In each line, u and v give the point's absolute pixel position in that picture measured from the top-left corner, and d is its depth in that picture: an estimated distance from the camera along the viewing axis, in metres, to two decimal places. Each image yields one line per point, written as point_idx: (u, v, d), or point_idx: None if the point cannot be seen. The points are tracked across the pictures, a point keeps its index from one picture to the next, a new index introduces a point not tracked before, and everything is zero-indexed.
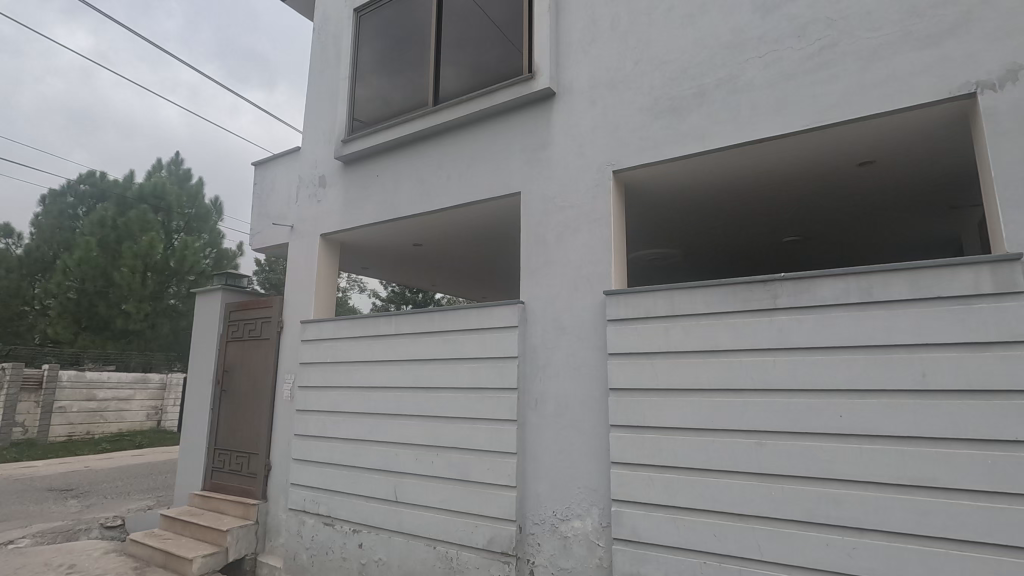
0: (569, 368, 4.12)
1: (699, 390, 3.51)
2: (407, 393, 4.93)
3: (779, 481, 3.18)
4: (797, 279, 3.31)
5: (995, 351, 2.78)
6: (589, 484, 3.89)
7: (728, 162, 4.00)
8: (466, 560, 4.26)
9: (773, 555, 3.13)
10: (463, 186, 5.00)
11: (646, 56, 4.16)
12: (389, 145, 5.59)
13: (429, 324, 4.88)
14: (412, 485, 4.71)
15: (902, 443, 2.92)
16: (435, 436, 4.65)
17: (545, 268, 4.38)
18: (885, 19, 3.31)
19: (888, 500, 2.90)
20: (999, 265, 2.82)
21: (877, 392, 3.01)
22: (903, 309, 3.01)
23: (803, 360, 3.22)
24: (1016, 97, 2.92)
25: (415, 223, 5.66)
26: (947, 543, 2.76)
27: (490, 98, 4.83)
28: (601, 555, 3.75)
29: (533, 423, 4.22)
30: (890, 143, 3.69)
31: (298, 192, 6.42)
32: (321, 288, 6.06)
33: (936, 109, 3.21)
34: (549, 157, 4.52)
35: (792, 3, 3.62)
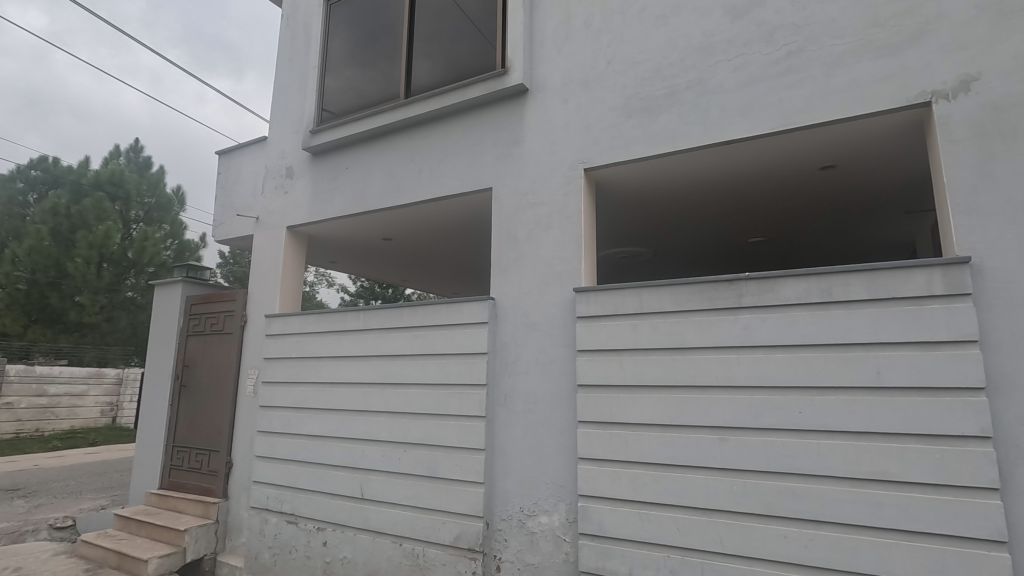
0: (539, 365, 4.13)
1: (666, 387, 3.57)
2: (374, 389, 4.86)
3: (740, 476, 3.26)
4: (761, 279, 3.39)
5: (945, 350, 2.90)
6: (557, 479, 3.91)
7: (697, 163, 4.06)
8: (434, 558, 4.24)
9: (734, 548, 3.20)
10: (435, 180, 4.95)
11: (619, 56, 4.18)
12: (359, 137, 5.49)
13: (398, 319, 4.82)
14: (379, 483, 4.65)
15: (857, 438, 3.02)
16: (403, 433, 4.60)
17: (516, 265, 4.38)
18: (850, 27, 3.41)
19: (844, 493, 3.00)
20: (950, 267, 2.94)
21: (834, 389, 3.11)
22: (861, 309, 3.11)
23: (765, 358, 3.30)
24: (968, 108, 3.05)
25: (385, 216, 5.58)
26: (898, 534, 2.87)
27: (463, 93, 4.78)
28: (568, 550, 3.78)
29: (502, 419, 4.21)
30: (852, 147, 3.80)
31: (264, 182, 6.26)
32: (288, 283, 5.93)
33: (894, 116, 3.33)
34: (521, 152, 4.51)
35: (762, 7, 3.69)
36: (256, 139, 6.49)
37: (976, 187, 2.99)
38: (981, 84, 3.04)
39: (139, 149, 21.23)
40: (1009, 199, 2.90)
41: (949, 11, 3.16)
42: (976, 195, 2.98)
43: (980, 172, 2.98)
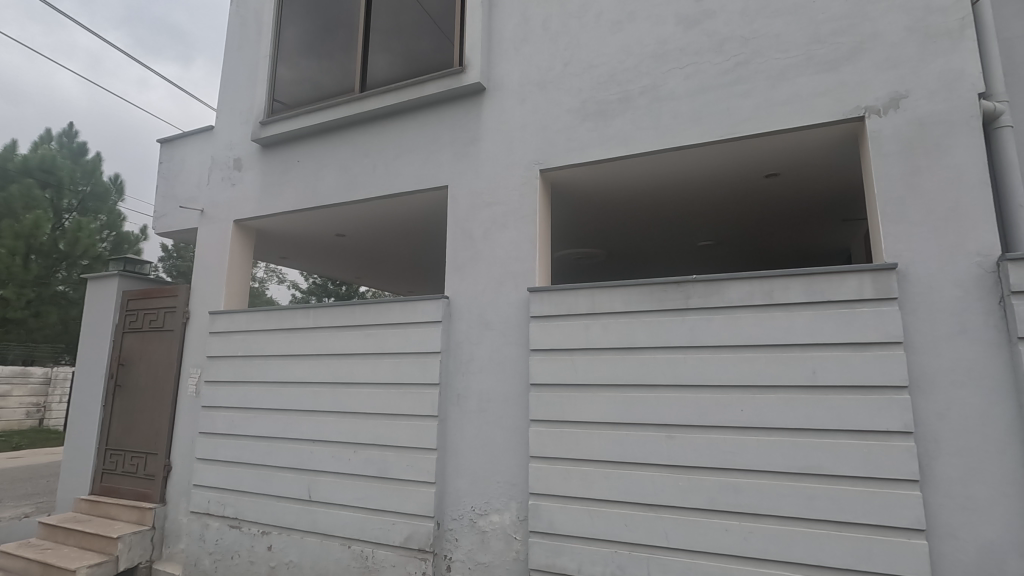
0: (492, 364, 4.13)
1: (616, 386, 3.64)
2: (324, 388, 4.75)
3: (685, 472, 3.37)
4: (707, 282, 3.51)
5: (874, 351, 3.08)
6: (509, 478, 3.93)
7: (649, 167, 4.16)
8: (383, 559, 4.19)
9: (679, 542, 3.30)
10: (390, 177, 4.88)
11: (576, 59, 4.24)
12: (312, 130, 5.35)
13: (349, 317, 4.73)
14: (327, 484, 4.55)
15: (794, 434, 3.17)
16: (352, 433, 4.51)
17: (471, 263, 4.37)
18: (793, 42, 3.58)
19: (780, 487, 3.14)
20: (879, 272, 3.12)
21: (774, 388, 3.25)
22: (800, 312, 3.26)
23: (711, 358, 3.42)
24: (897, 124, 3.24)
25: (338, 212, 5.46)
26: (829, 525, 3.03)
27: (420, 90, 4.74)
28: (519, 548, 3.81)
29: (455, 419, 4.19)
30: (794, 157, 3.98)
31: (210, 174, 6.01)
32: (235, 279, 5.72)
33: (832, 128, 3.50)
34: (477, 151, 4.51)
35: (712, 19, 3.82)
36: (202, 128, 6.22)
37: (903, 199, 3.19)
38: (909, 101, 3.24)
39: (72, 135, 19.92)
40: (931, 210, 3.11)
41: (882, 31, 3.36)
42: (903, 205, 3.18)
43: (907, 184, 3.18)
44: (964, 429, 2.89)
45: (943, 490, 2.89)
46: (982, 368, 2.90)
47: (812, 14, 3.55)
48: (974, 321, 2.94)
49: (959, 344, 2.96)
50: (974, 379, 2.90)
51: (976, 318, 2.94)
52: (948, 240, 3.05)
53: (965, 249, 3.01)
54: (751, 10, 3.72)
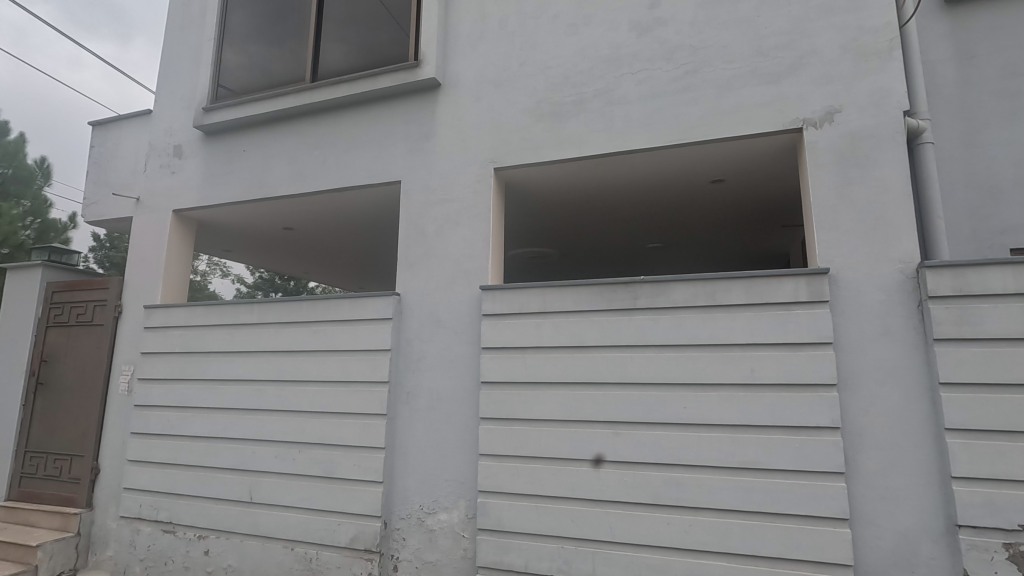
0: (443, 362, 4.11)
1: (566, 384, 3.69)
2: (267, 386, 4.60)
3: (631, 468, 3.46)
4: (653, 283, 3.60)
5: (807, 351, 3.25)
6: (457, 476, 3.92)
7: (602, 169, 4.24)
8: (328, 560, 4.11)
9: (623, 536, 3.39)
10: (341, 171, 4.77)
11: (531, 59, 4.27)
12: (260, 118, 5.16)
13: (296, 313, 4.59)
14: (270, 485, 4.41)
15: (733, 431, 3.31)
16: (297, 433, 4.39)
17: (424, 260, 4.32)
18: (738, 53, 3.72)
19: (719, 482, 3.27)
20: (813, 277, 3.30)
21: (715, 386, 3.38)
22: (740, 313, 3.40)
23: (656, 357, 3.52)
24: (832, 136, 3.43)
25: (286, 205, 5.29)
26: (763, 516, 3.18)
27: (374, 82, 4.65)
28: (466, 546, 3.81)
29: (404, 417, 4.15)
30: (737, 164, 4.15)
31: (147, 160, 5.70)
32: (173, 271, 5.46)
33: (772, 138, 3.66)
34: (431, 147, 4.47)
35: (664, 27, 3.93)
36: (140, 112, 5.90)
37: (835, 208, 3.37)
38: (842, 115, 3.43)
39: None
40: (861, 219, 3.31)
41: (820, 48, 3.54)
42: (836, 213, 3.36)
43: (840, 194, 3.37)
44: (885, 424, 3.09)
45: (865, 481, 3.09)
46: (902, 367, 3.11)
47: (757, 28, 3.71)
48: (896, 323, 3.15)
49: (883, 344, 3.16)
50: (895, 378, 3.11)
51: (898, 321, 3.15)
52: (875, 247, 3.25)
53: (890, 255, 3.22)
54: (700, 20, 3.85)
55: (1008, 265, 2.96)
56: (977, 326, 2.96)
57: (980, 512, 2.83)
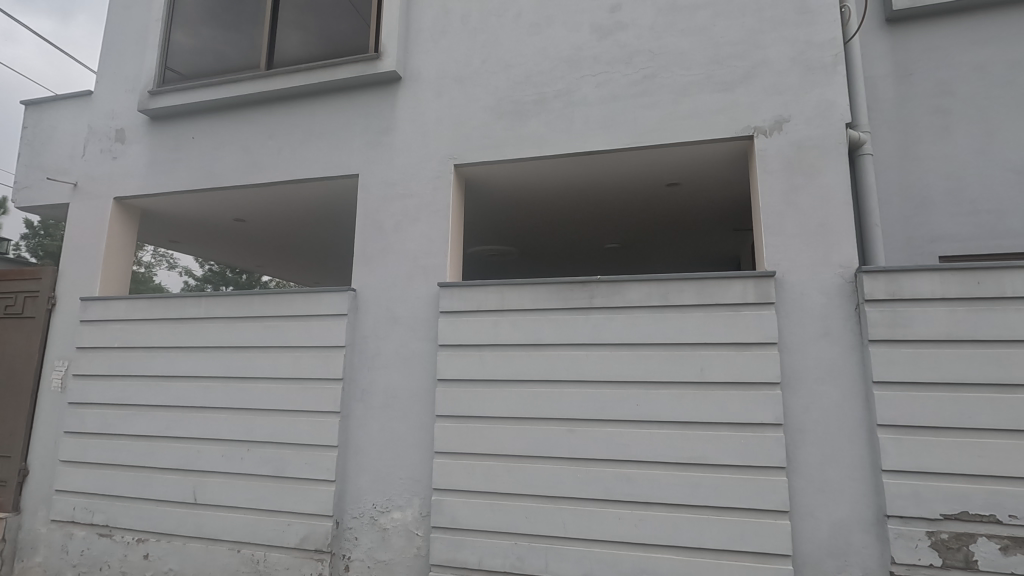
0: (399, 359, 4.07)
1: (522, 381, 3.71)
2: (215, 383, 4.43)
3: (585, 464, 3.52)
4: (609, 282, 3.66)
5: (754, 351, 3.37)
6: (412, 474, 3.89)
7: (561, 169, 4.28)
8: (276, 562, 4.01)
9: (576, 531, 3.45)
10: (296, 162, 4.64)
11: (493, 57, 4.26)
12: (211, 105, 4.96)
13: (246, 308, 4.45)
14: (216, 485, 4.26)
15: (682, 428, 3.41)
16: (246, 431, 4.25)
17: (381, 255, 4.26)
18: (695, 61, 3.82)
19: (669, 478, 3.36)
20: (760, 279, 3.42)
21: (667, 384, 3.47)
22: (692, 313, 3.50)
23: (611, 355, 3.58)
24: (780, 144, 3.57)
25: (237, 195, 5.10)
26: (709, 510, 3.29)
27: (333, 73, 4.54)
28: (420, 544, 3.79)
29: (358, 415, 4.08)
30: (692, 169, 4.26)
31: (86, 144, 5.39)
32: (113, 262, 5.19)
33: (725, 144, 3.78)
34: (391, 141, 4.40)
35: (624, 31, 4.00)
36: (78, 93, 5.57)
37: (782, 213, 3.51)
38: (790, 125, 3.58)
39: None
40: (805, 225, 3.46)
41: (771, 60, 3.68)
42: (783, 218, 3.50)
43: (787, 200, 3.51)
44: (823, 421, 3.25)
45: (804, 475, 3.23)
46: (840, 367, 3.27)
47: (712, 37, 3.82)
48: (836, 325, 3.31)
49: (823, 345, 3.32)
50: (834, 376, 3.27)
51: (837, 322, 3.31)
52: (818, 252, 3.41)
53: (831, 261, 3.38)
54: (659, 26, 3.93)
55: (937, 271, 3.16)
56: (908, 328, 3.14)
57: (907, 503, 3.01)
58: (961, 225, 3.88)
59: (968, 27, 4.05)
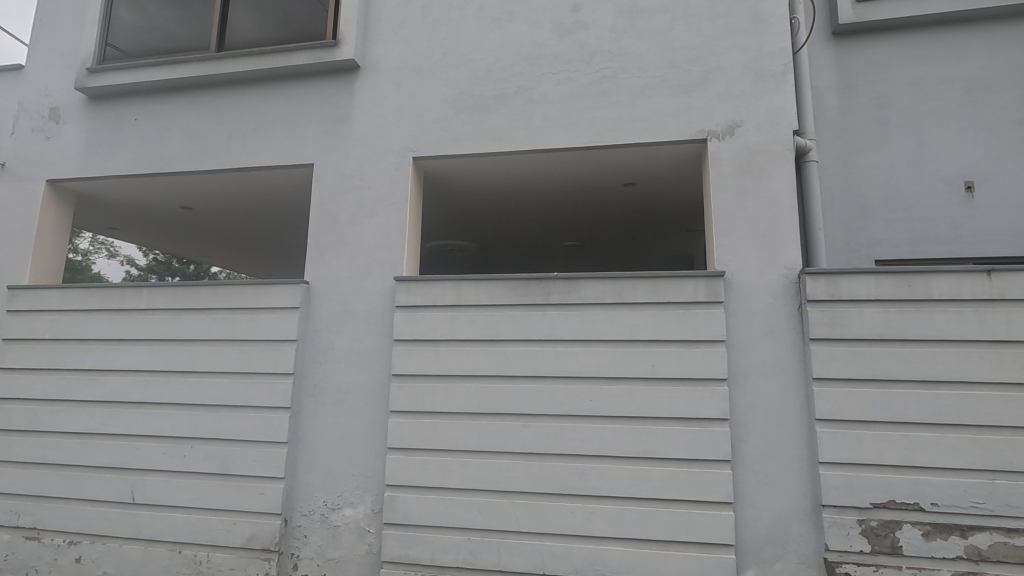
0: (352, 354, 3.99)
1: (478, 377, 3.71)
2: (155, 377, 4.24)
3: (538, 459, 3.55)
4: (565, 280, 3.70)
5: (703, 348, 3.48)
6: (364, 470, 3.83)
7: (520, 166, 4.28)
8: (220, 562, 3.88)
9: (528, 525, 3.48)
10: (247, 149, 4.48)
11: (454, 50, 4.23)
12: (156, 85, 4.73)
13: (191, 299, 4.27)
14: (155, 484, 4.08)
15: (634, 423, 3.48)
16: (189, 428, 4.09)
17: (335, 248, 4.16)
18: (652, 63, 3.90)
19: (620, 471, 3.44)
20: (710, 279, 3.53)
21: (620, 380, 3.54)
22: (645, 311, 3.58)
23: (566, 351, 3.62)
24: (732, 149, 3.68)
25: (182, 181, 4.88)
26: (658, 502, 3.38)
27: (288, 58, 4.41)
28: (371, 542, 3.74)
29: (309, 410, 3.99)
30: (648, 169, 4.35)
31: (16, 122, 5.05)
32: (46, 248, 4.88)
33: (680, 146, 3.87)
34: (347, 131, 4.31)
35: (585, 31, 4.03)
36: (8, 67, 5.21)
37: (732, 215, 3.62)
38: (742, 130, 3.70)
39: None
40: (753, 228, 3.58)
41: (725, 66, 3.79)
42: (733, 220, 3.61)
43: (737, 203, 3.63)
44: (766, 416, 3.39)
45: (748, 468, 3.36)
46: (783, 364, 3.41)
47: (670, 41, 3.90)
48: (780, 324, 3.45)
49: (768, 343, 3.45)
50: (776, 373, 3.41)
51: (781, 322, 3.45)
52: (765, 254, 3.54)
53: (777, 262, 3.51)
54: (619, 28, 3.99)
55: (872, 274, 3.33)
56: (845, 327, 3.31)
57: (840, 493, 3.18)
58: (895, 231, 4.10)
59: (905, 43, 4.27)
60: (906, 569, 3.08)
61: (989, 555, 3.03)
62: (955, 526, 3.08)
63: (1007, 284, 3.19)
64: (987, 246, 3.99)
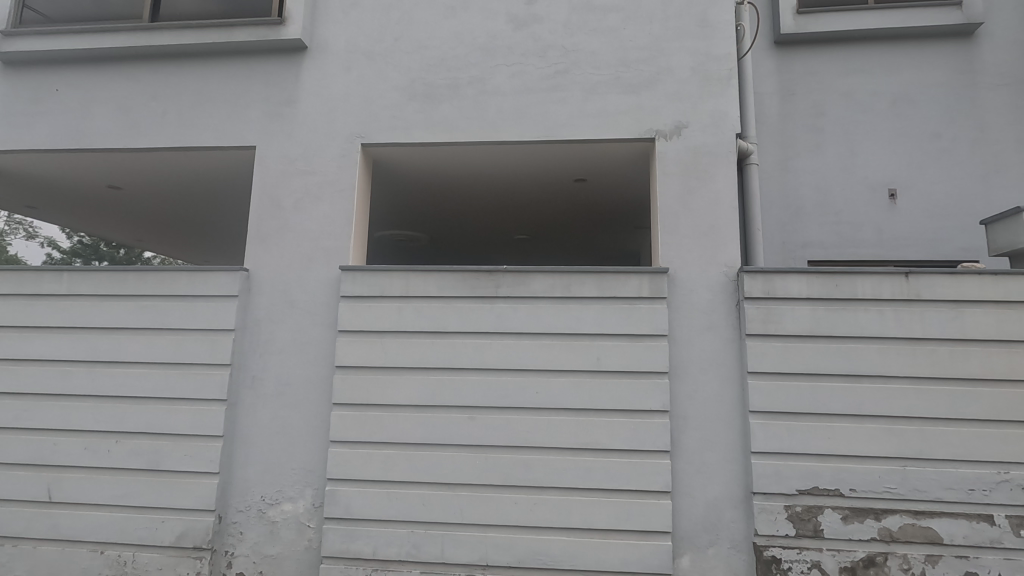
0: (294, 345, 3.87)
1: (424, 369, 3.67)
2: (76, 368, 3.97)
3: (484, 451, 3.55)
4: (514, 273, 3.71)
5: (646, 342, 3.57)
6: (305, 464, 3.73)
7: (472, 157, 4.25)
8: (148, 562, 3.70)
9: (473, 517, 3.49)
10: (183, 127, 4.24)
11: (406, 36, 4.14)
12: (80, 54, 4.39)
13: (118, 285, 4.01)
14: (75, 481, 3.83)
15: (578, 415, 3.54)
16: (114, 422, 3.85)
17: (278, 234, 4.01)
18: (604, 61, 3.95)
19: (563, 462, 3.49)
20: (655, 275, 3.63)
21: (566, 372, 3.59)
22: (592, 305, 3.64)
23: (513, 344, 3.63)
24: (678, 149, 3.79)
25: (110, 159, 4.57)
26: (599, 492, 3.47)
27: (230, 34, 4.20)
28: (311, 537, 3.65)
29: (247, 403, 3.84)
30: (598, 166, 4.41)
31: None
32: None
33: (629, 144, 3.95)
34: (292, 113, 4.15)
35: (539, 24, 4.03)
36: None
37: (677, 214, 3.72)
38: (688, 131, 3.80)
39: None
40: (697, 226, 3.70)
41: (674, 67, 3.88)
42: (678, 218, 3.72)
43: (681, 202, 3.73)
44: (704, 408, 3.52)
45: (686, 458, 3.49)
46: (721, 358, 3.55)
47: (622, 40, 3.96)
48: (719, 320, 3.58)
49: (707, 337, 3.58)
50: (714, 367, 3.55)
51: (720, 317, 3.59)
52: (706, 252, 3.66)
53: (717, 260, 3.65)
54: (573, 24, 4.01)
55: (804, 274, 3.52)
56: (778, 324, 3.48)
57: (769, 481, 3.35)
58: (827, 233, 4.34)
59: (841, 55, 4.51)
60: (826, 551, 3.28)
61: (899, 536, 3.27)
62: (871, 510, 3.30)
63: (922, 285, 3.43)
64: (907, 250, 4.28)
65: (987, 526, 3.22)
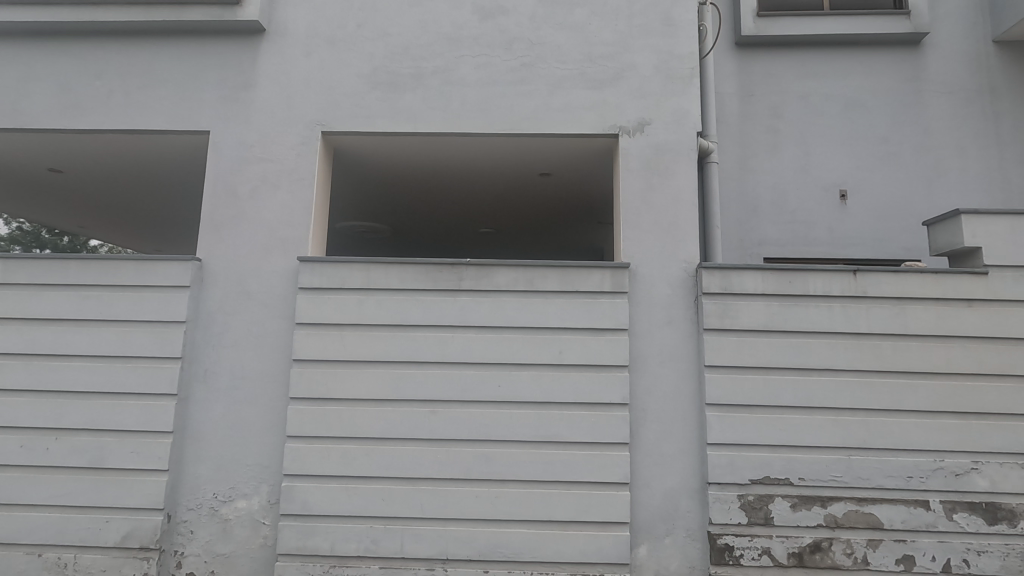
0: (249, 337, 3.75)
1: (385, 362, 3.62)
2: (12, 361, 3.74)
3: (445, 445, 3.53)
4: (477, 266, 3.69)
5: (607, 335, 3.62)
6: (260, 460, 3.63)
7: (436, 148, 4.19)
8: (91, 563, 3.54)
9: (433, 511, 3.47)
10: (131, 109, 4.04)
11: (369, 22, 4.04)
12: (17, 28, 4.12)
13: (59, 274, 3.80)
14: (10, 481, 3.62)
15: (539, 408, 3.56)
16: (53, 418, 3.65)
17: (233, 223, 3.87)
18: (570, 56, 3.95)
19: (525, 456, 3.51)
20: (617, 270, 3.67)
21: (528, 366, 3.59)
22: (555, 299, 3.65)
23: (476, 338, 3.62)
24: (641, 145, 3.83)
25: (50, 140, 4.31)
26: (560, 485, 3.50)
27: (182, 13, 4.02)
28: (266, 534, 3.56)
29: (199, 397, 3.71)
30: (562, 160, 4.42)
31: None
32: None
33: (594, 140, 3.98)
34: (248, 98, 4.00)
35: (505, 16, 4.00)
36: None
37: (639, 209, 3.77)
38: (651, 128, 3.85)
39: None
40: (658, 222, 3.75)
41: (638, 65, 3.92)
42: (639, 214, 3.76)
43: (643, 197, 3.78)
44: (662, 401, 3.59)
45: (645, 450, 3.55)
46: (679, 352, 3.63)
47: (588, 35, 3.97)
48: (678, 315, 3.66)
49: (667, 332, 3.65)
50: (673, 361, 3.62)
51: (679, 312, 3.66)
52: (667, 248, 3.73)
53: (677, 256, 3.71)
54: (539, 17, 4.00)
55: (760, 270, 3.62)
56: (735, 319, 3.57)
57: (724, 471, 3.45)
58: (782, 231, 4.48)
59: (798, 59, 4.65)
60: (776, 537, 3.40)
61: (844, 522, 3.42)
62: (818, 498, 3.44)
63: (869, 283, 3.58)
64: (857, 249, 4.45)
65: (923, 511, 3.40)
